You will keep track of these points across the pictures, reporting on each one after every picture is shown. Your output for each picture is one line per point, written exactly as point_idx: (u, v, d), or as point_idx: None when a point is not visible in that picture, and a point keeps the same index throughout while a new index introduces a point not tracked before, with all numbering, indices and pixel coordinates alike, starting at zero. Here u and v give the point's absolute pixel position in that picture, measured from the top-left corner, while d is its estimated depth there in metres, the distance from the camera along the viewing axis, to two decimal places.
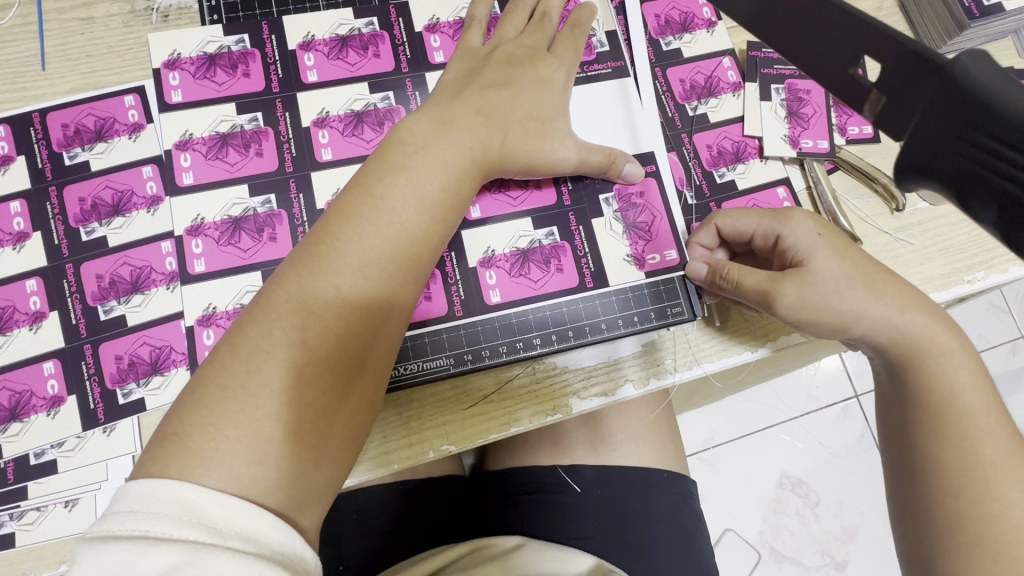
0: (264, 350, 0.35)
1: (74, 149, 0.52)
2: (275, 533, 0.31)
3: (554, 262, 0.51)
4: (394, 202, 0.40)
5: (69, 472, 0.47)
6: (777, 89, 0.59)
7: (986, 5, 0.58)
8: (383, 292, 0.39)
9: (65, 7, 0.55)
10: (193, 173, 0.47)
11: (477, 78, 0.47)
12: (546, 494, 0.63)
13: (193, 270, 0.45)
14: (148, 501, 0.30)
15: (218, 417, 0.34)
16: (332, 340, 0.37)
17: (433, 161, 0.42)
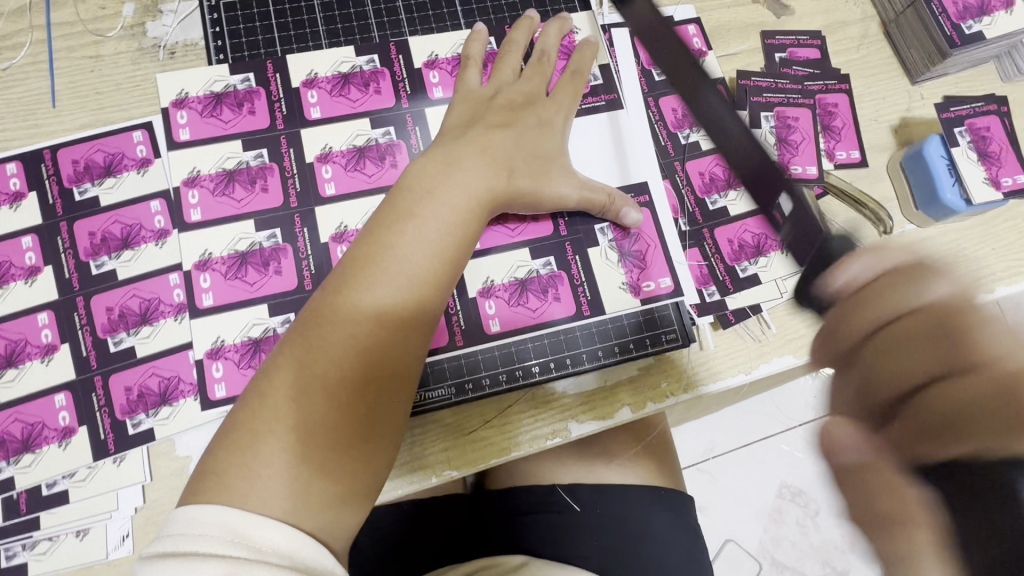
0: (290, 397, 0.38)
1: (83, 184, 0.53)
2: (306, 550, 0.35)
3: (552, 292, 0.52)
4: (403, 249, 0.42)
5: (81, 502, 0.48)
6: (766, 117, 0.61)
7: (967, 34, 0.60)
8: (398, 335, 0.42)
9: (74, 45, 0.57)
10: (201, 209, 0.48)
11: (482, 120, 0.50)
12: (546, 514, 0.64)
13: (201, 304, 0.46)
14: (196, 525, 0.34)
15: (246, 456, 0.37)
16: (350, 385, 0.40)
17: (441, 207, 0.44)
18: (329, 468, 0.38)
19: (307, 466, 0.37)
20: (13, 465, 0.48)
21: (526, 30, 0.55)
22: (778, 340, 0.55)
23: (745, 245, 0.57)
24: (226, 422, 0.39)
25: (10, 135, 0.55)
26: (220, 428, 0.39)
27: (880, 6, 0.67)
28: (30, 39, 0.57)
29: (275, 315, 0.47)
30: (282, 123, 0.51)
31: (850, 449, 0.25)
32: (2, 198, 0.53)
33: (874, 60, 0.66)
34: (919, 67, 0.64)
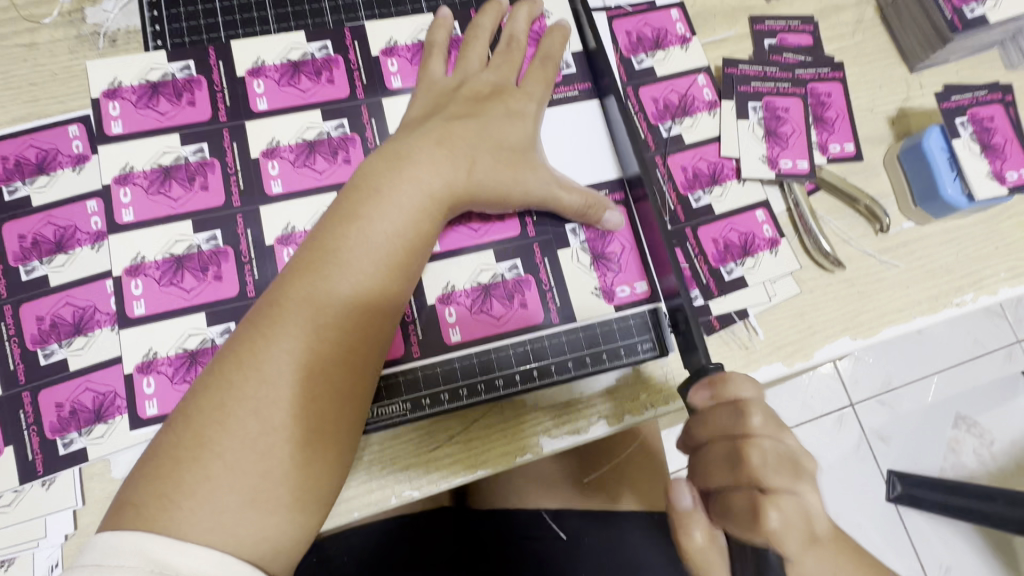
0: (222, 425, 0.35)
1: (14, 183, 0.49)
2: None
3: (518, 297, 0.48)
4: (346, 256, 0.39)
5: (6, 529, 0.44)
6: (754, 107, 0.57)
7: (969, 18, 0.56)
8: (342, 351, 0.38)
9: (8, 33, 0.53)
10: (133, 209, 0.44)
11: (443, 111, 0.46)
12: (529, 542, 0.60)
13: (132, 313, 0.43)
14: (114, 555, 0.31)
15: (181, 496, 0.33)
16: (287, 406, 0.36)
17: (389, 209, 0.40)
18: (266, 501, 0.34)
19: (245, 498, 0.34)
20: None
21: (492, 14, 0.51)
22: (765, 347, 0.52)
23: (730, 245, 0.53)
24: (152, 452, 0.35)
25: None
26: (149, 457, 0.36)
27: None
28: None
29: (213, 325, 0.43)
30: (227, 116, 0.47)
31: (684, 499, 0.35)
32: None
33: (870, 46, 0.61)
34: (918, 54, 0.60)
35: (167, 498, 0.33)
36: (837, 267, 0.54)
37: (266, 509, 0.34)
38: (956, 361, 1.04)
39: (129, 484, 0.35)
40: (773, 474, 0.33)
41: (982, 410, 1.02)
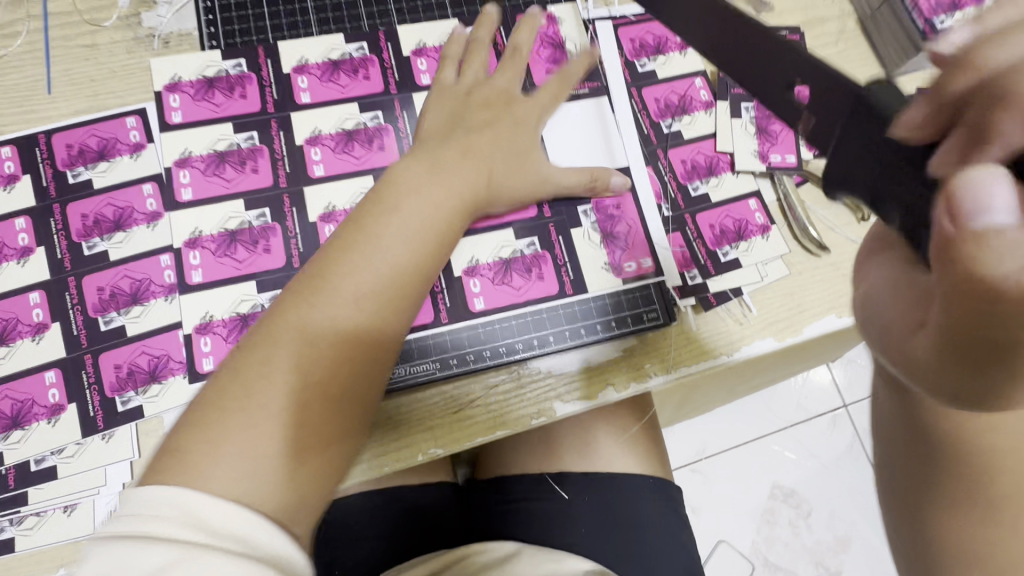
0: (270, 377, 0.39)
1: (77, 168, 0.54)
2: (262, 535, 0.35)
3: (535, 271, 0.54)
4: (383, 237, 0.44)
5: (69, 478, 0.48)
6: (746, 107, 0.62)
7: (940, 29, 0.63)
8: (374, 324, 0.43)
9: (71, 34, 0.58)
10: (191, 188, 0.49)
11: (464, 118, 0.52)
12: (533, 503, 0.65)
13: (190, 280, 0.48)
14: (150, 505, 0.34)
15: (226, 440, 0.37)
16: (326, 367, 0.40)
17: (418, 200, 0.46)
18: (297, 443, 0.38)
19: (281, 448, 0.38)
20: (2, 441, 0.48)
21: (499, 24, 0.56)
22: (758, 322, 0.57)
23: (726, 229, 0.59)
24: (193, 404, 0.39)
25: (6, 121, 0.55)
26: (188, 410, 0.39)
27: (855, 3, 0.69)
28: (26, 29, 0.58)
29: (263, 293, 0.48)
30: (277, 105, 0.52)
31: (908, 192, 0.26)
32: None
33: (851, 55, 0.68)
34: (895, 60, 0.66)
35: (211, 445, 0.37)
36: (822, 251, 0.59)
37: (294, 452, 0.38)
38: None
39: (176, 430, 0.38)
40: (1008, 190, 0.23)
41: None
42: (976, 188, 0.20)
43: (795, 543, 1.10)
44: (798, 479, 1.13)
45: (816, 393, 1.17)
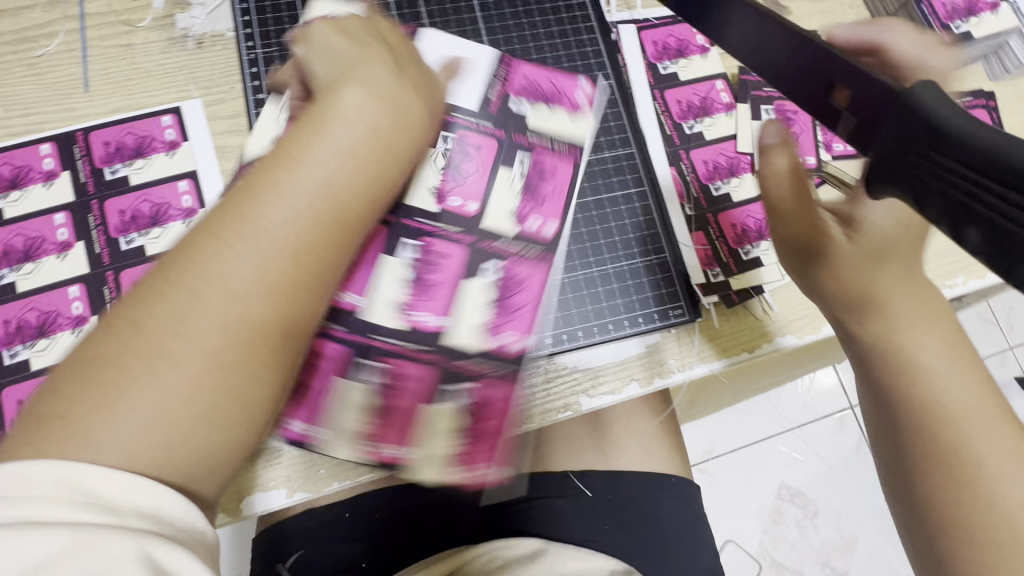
0: (177, 333, 0.37)
1: (114, 165, 0.56)
2: (171, 506, 0.35)
3: (547, 170, 0.58)
4: (271, 211, 0.41)
5: None
6: (766, 109, 0.63)
7: (957, 33, 0.64)
8: (276, 310, 0.40)
9: (107, 35, 0.59)
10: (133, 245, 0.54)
11: (430, 95, 0.51)
12: (557, 500, 0.66)
13: None
14: (21, 486, 0.32)
15: (121, 404, 0.36)
16: (220, 342, 0.38)
17: (330, 150, 0.43)
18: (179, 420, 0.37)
19: (170, 423, 0.36)
20: None
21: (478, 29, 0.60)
22: (780, 320, 0.58)
23: (749, 229, 0.59)
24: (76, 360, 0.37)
25: (45, 118, 0.57)
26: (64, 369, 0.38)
27: (871, 8, 0.70)
28: (64, 29, 0.59)
29: None
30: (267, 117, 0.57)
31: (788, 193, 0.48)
32: (37, 176, 0.55)
33: None
34: None
35: (103, 409, 0.35)
36: None
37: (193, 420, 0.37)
38: None
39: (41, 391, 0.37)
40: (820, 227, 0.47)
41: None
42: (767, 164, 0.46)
43: (803, 543, 1.11)
44: (805, 480, 1.14)
45: (824, 396, 1.18)
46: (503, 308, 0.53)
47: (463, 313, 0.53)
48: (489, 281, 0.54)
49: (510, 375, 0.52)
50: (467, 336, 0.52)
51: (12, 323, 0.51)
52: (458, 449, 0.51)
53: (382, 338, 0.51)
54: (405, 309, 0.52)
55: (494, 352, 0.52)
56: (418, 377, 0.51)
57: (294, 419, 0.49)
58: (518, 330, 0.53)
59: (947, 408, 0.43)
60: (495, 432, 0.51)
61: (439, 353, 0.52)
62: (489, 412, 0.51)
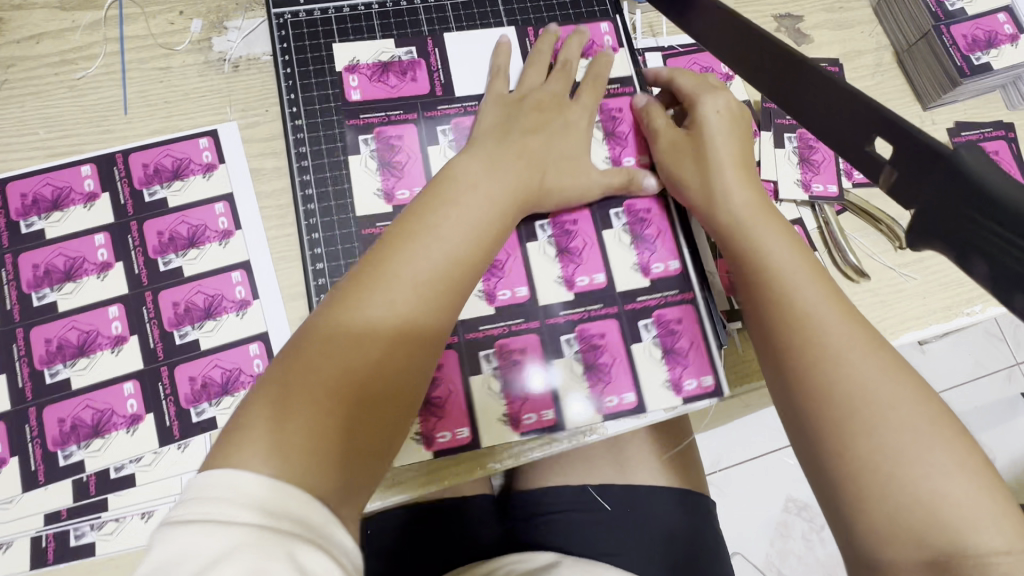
0: (358, 338, 0.40)
1: (153, 187, 0.57)
2: (318, 515, 0.32)
3: (616, 115, 0.62)
4: (443, 228, 0.46)
5: (146, 485, 0.50)
6: (789, 137, 0.65)
7: (977, 64, 0.65)
8: (431, 315, 0.43)
9: (146, 57, 0.60)
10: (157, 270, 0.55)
11: (516, 123, 0.55)
12: (574, 512, 0.68)
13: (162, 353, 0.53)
14: (212, 488, 0.32)
15: (306, 412, 0.36)
16: (393, 351, 0.40)
17: (470, 197, 0.49)
18: (346, 454, 0.36)
19: (354, 427, 0.37)
20: (82, 449, 0.50)
21: (550, 40, 0.61)
22: None
23: None
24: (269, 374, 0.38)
25: (85, 139, 0.58)
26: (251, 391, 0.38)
27: (891, 37, 0.71)
28: (104, 51, 0.60)
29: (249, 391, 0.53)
30: (302, 135, 0.58)
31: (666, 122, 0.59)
32: (77, 198, 0.56)
33: (888, 87, 0.70)
34: (932, 93, 0.68)
35: (292, 413, 0.36)
36: (861, 278, 0.62)
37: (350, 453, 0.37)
38: (954, 381, 1.18)
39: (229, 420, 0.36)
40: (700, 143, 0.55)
41: (980, 429, 1.15)
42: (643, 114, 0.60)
43: (807, 556, 1.11)
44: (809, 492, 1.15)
45: None
46: (641, 243, 0.59)
47: (541, 284, 0.57)
48: (621, 227, 0.59)
49: (686, 301, 0.58)
50: (628, 277, 0.58)
51: (53, 342, 0.52)
52: (600, 388, 0.55)
53: (489, 328, 0.56)
54: (487, 294, 0.56)
55: (656, 285, 0.58)
56: (529, 347, 0.56)
57: (441, 430, 0.53)
58: (663, 259, 0.58)
59: (830, 348, 0.43)
60: (688, 348, 0.56)
61: (610, 306, 0.57)
62: (665, 337, 0.57)
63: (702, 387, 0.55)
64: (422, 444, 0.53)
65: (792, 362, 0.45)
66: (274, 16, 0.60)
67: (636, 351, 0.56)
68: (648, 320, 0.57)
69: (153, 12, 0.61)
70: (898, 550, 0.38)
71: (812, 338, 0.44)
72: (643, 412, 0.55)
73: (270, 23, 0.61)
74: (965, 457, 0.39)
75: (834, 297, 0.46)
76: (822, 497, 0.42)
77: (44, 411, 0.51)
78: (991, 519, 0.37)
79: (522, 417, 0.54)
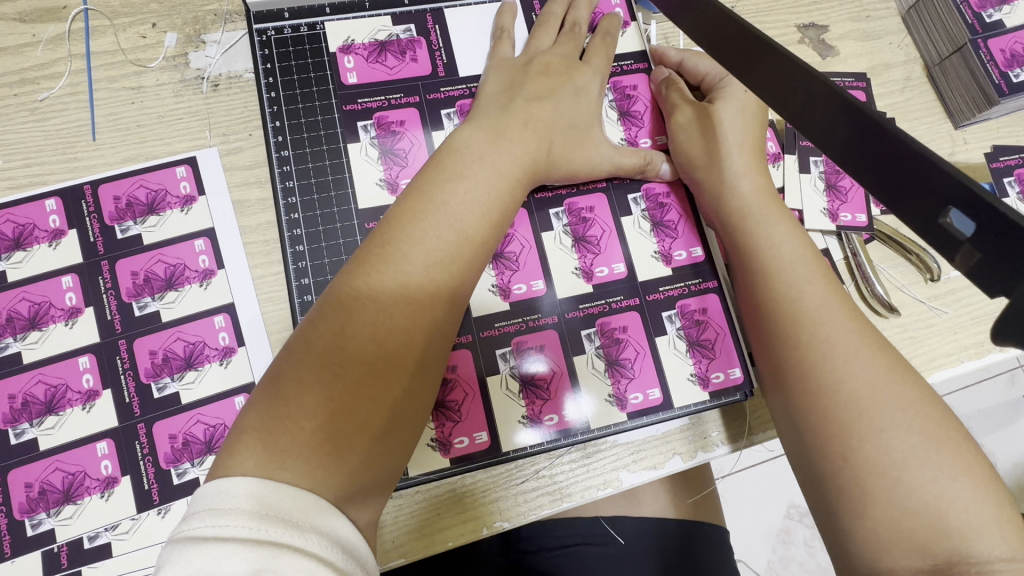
0: (363, 329, 0.39)
1: (125, 222, 0.52)
2: (332, 519, 0.35)
3: (631, 93, 0.56)
4: (452, 206, 0.42)
5: (123, 556, 0.46)
6: (815, 161, 0.60)
7: (1015, 82, 0.60)
8: (442, 293, 0.42)
9: (115, 75, 0.55)
10: (128, 316, 0.50)
11: (521, 89, 0.49)
12: (583, 547, 0.64)
13: (138, 410, 0.48)
14: (225, 498, 0.33)
15: (303, 416, 0.37)
16: (399, 340, 0.40)
17: (480, 163, 0.44)
18: (351, 449, 0.37)
19: (359, 423, 0.38)
20: (52, 517, 0.46)
21: (561, 2, 0.55)
22: None
23: None
24: (272, 373, 0.38)
25: (50, 169, 0.53)
26: (261, 385, 0.39)
27: (922, 50, 0.66)
28: (69, 69, 0.55)
29: None
30: (289, 166, 0.52)
31: (684, 92, 0.54)
32: (41, 236, 0.51)
33: (917, 103, 0.66)
34: (965, 111, 0.64)
35: (290, 416, 0.37)
36: (890, 313, 0.58)
37: (361, 446, 0.38)
38: (964, 384, 1.11)
39: (243, 415, 0.38)
40: (711, 122, 0.51)
41: (985, 432, 1.09)
42: (658, 81, 0.55)
43: (810, 564, 1.07)
44: None
45: None
46: (662, 229, 0.52)
47: (557, 274, 0.50)
48: (640, 213, 0.52)
49: (710, 290, 0.51)
50: (650, 265, 0.51)
51: (17, 398, 0.48)
52: (623, 384, 0.49)
53: (504, 324, 0.49)
54: (501, 289, 0.49)
55: (678, 274, 0.52)
56: (550, 345, 0.49)
57: (459, 435, 0.47)
58: (686, 246, 0.52)
59: (836, 346, 0.41)
60: (715, 339, 0.50)
61: (631, 297, 0.51)
62: (690, 329, 0.50)
63: (729, 380, 0.50)
64: (439, 452, 0.46)
65: (791, 356, 0.42)
66: (255, 32, 0.55)
67: (659, 344, 0.50)
68: (671, 312, 0.51)
69: (122, 25, 0.56)
70: (897, 554, 0.35)
71: (814, 332, 0.42)
72: (670, 408, 0.49)
73: (251, 39, 0.55)
74: (971, 463, 0.36)
75: (836, 293, 0.44)
76: (817, 501, 0.39)
77: (9, 475, 0.46)
78: (994, 525, 0.34)
79: (544, 419, 0.47)
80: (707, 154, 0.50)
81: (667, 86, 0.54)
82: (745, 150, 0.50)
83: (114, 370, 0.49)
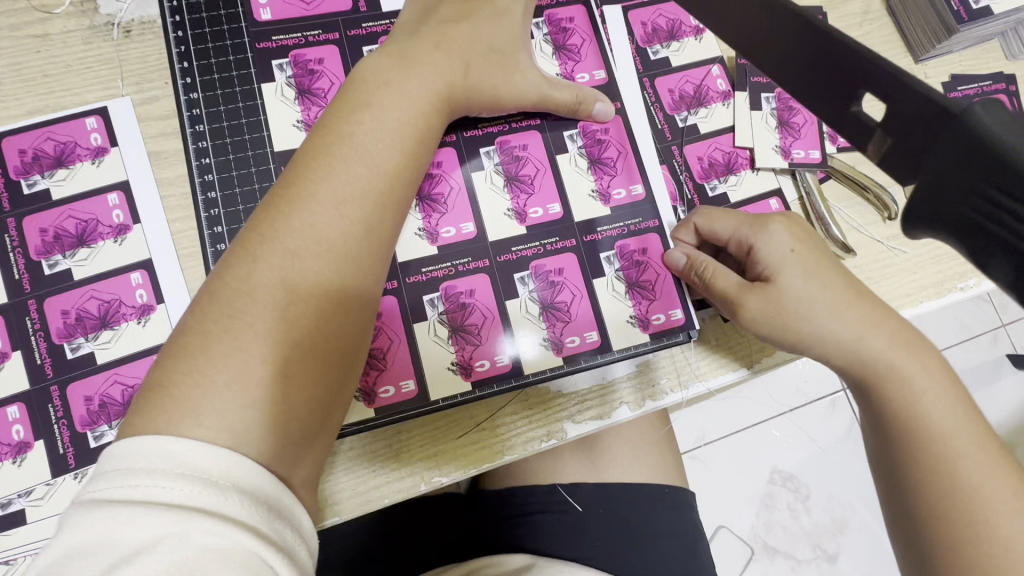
0: (272, 274, 0.36)
1: (32, 177, 0.49)
2: (255, 477, 0.32)
3: (567, 25, 0.53)
4: (361, 138, 0.40)
5: (39, 523, 0.44)
6: (767, 98, 0.57)
7: (974, 9, 0.57)
8: (359, 229, 0.39)
9: (17, 23, 0.51)
10: (38, 276, 0.47)
11: (435, 14, 0.46)
12: (546, 515, 0.61)
13: (50, 371, 0.46)
14: (141, 458, 0.31)
15: (206, 366, 0.34)
16: (314, 283, 0.37)
17: (392, 91, 0.41)
18: (267, 401, 0.35)
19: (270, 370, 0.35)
20: None
21: None
22: None
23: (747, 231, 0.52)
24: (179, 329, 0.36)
25: None
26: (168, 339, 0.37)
27: None
28: None
29: None
30: (199, 110, 0.49)
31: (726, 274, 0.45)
32: None
33: (876, 36, 0.63)
34: (924, 43, 0.61)
35: (194, 369, 0.34)
36: (847, 253, 0.55)
37: (279, 395, 0.35)
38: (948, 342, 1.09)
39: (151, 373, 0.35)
40: (778, 299, 0.44)
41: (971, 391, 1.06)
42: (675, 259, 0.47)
43: (793, 526, 1.06)
44: (793, 462, 1.08)
45: (813, 375, 1.12)
46: (599, 167, 0.50)
47: (487, 215, 0.48)
48: (577, 150, 0.50)
49: (650, 230, 0.49)
50: (586, 204, 0.49)
51: None
52: (559, 328, 0.47)
53: (432, 269, 0.46)
54: (428, 233, 0.46)
55: (617, 214, 0.49)
56: (481, 290, 0.46)
57: (384, 384, 0.44)
58: (626, 184, 0.50)
59: (974, 482, 0.39)
60: (655, 281, 0.48)
61: (568, 238, 0.48)
62: (629, 270, 0.48)
63: (671, 321, 0.48)
64: (362, 402, 0.44)
65: (928, 505, 0.40)
66: None
67: (598, 286, 0.48)
68: (611, 253, 0.48)
69: None
70: None
71: (949, 475, 0.40)
72: (610, 352, 0.47)
73: None
74: None
75: (978, 423, 0.42)
76: None
77: None
78: None
79: (475, 365, 0.45)
80: (799, 326, 0.44)
81: (705, 266, 0.46)
82: (864, 299, 0.44)
83: (25, 331, 0.46)
